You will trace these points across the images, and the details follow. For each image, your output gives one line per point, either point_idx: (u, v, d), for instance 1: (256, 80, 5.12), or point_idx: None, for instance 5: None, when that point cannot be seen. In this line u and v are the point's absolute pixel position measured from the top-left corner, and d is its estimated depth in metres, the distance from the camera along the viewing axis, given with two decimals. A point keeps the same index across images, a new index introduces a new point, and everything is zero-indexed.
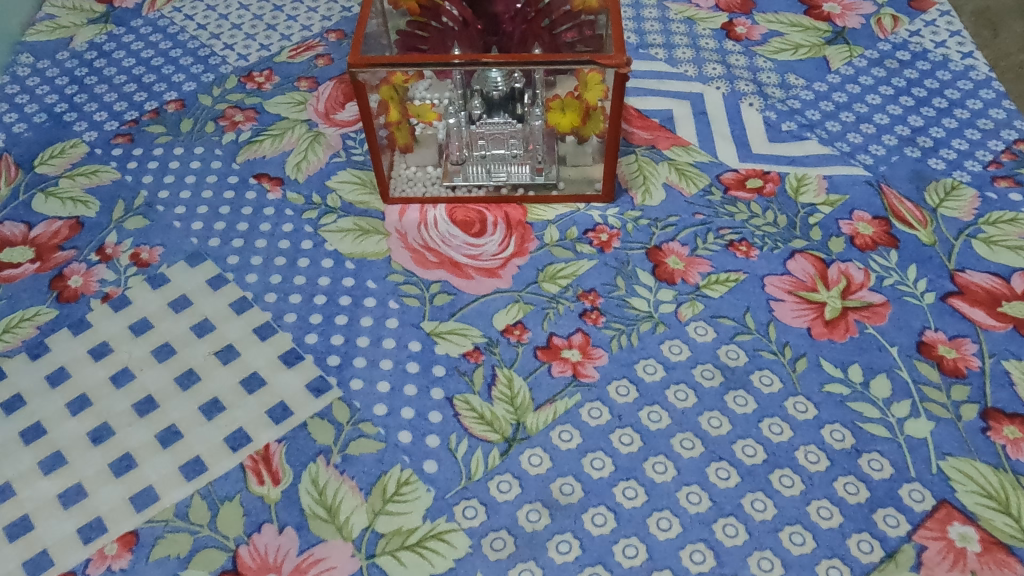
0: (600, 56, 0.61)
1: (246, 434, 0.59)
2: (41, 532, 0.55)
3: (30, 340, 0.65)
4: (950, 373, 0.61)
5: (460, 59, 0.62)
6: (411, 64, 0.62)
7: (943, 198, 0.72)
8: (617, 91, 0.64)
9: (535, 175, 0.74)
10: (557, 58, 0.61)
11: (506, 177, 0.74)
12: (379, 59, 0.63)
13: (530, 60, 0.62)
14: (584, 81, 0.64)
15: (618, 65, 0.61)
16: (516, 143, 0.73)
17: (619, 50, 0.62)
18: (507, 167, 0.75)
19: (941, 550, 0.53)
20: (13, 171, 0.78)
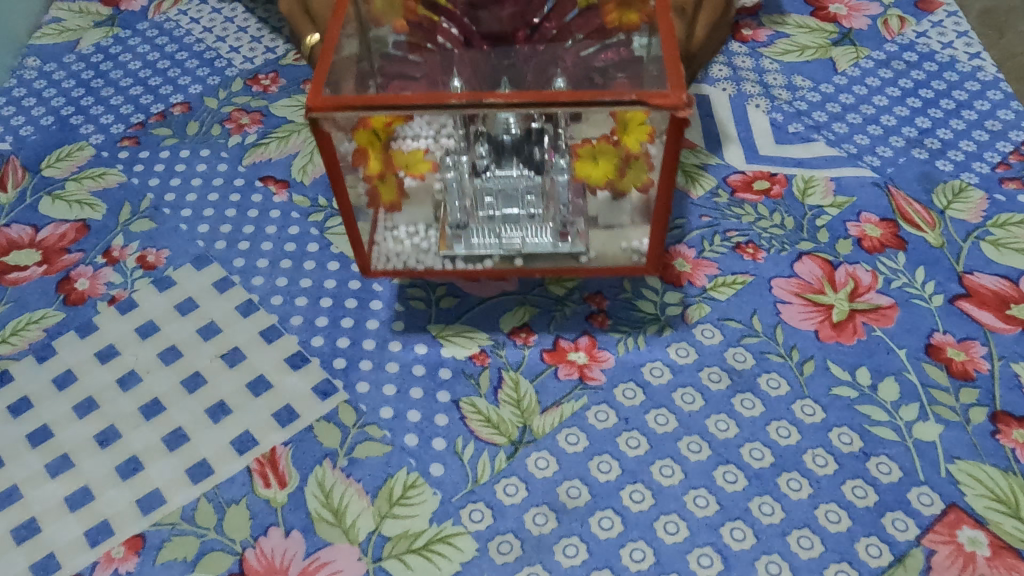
0: (650, 94, 0.46)
1: (253, 437, 0.59)
2: (48, 535, 0.55)
3: (37, 343, 0.65)
4: (958, 375, 0.61)
5: (460, 98, 0.47)
6: (386, 105, 0.46)
7: (952, 200, 0.72)
8: (670, 142, 0.49)
9: (557, 240, 0.59)
10: (590, 98, 0.46)
11: (520, 244, 0.59)
12: (346, 100, 0.47)
13: (555, 101, 0.46)
14: (624, 121, 0.49)
15: (676, 104, 0.45)
16: (533, 197, 0.59)
17: (676, 84, 0.46)
18: (520, 231, 0.60)
19: (950, 554, 0.52)
20: (19, 174, 0.78)
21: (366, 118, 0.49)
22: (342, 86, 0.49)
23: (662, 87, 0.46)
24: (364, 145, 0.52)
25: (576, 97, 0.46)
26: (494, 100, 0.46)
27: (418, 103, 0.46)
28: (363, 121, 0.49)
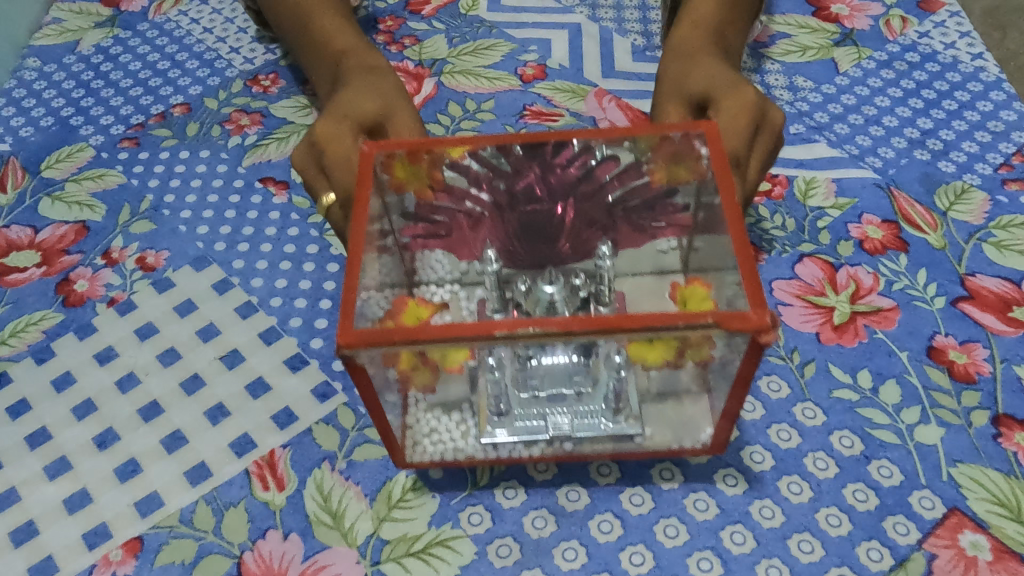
0: (728, 314, 0.39)
1: (251, 439, 0.59)
2: (46, 538, 0.55)
3: (36, 344, 0.65)
4: (960, 378, 0.60)
5: (505, 328, 0.40)
6: (433, 338, 0.40)
7: (954, 201, 0.72)
8: (749, 358, 0.42)
9: (613, 419, 0.53)
10: (659, 323, 0.39)
11: (569, 427, 0.53)
12: (380, 333, 0.40)
13: (623, 326, 0.40)
14: (683, 299, 0.45)
15: (760, 328, 0.39)
16: (580, 377, 0.51)
17: (758, 303, 0.40)
18: (569, 409, 0.53)
19: (952, 558, 0.52)
20: (19, 175, 0.78)
21: (396, 309, 0.46)
22: (370, 300, 0.44)
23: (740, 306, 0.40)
24: (387, 322, 0.43)
25: (643, 321, 0.40)
26: (532, 330, 0.40)
27: (465, 335, 0.40)
28: (397, 308, 0.46)
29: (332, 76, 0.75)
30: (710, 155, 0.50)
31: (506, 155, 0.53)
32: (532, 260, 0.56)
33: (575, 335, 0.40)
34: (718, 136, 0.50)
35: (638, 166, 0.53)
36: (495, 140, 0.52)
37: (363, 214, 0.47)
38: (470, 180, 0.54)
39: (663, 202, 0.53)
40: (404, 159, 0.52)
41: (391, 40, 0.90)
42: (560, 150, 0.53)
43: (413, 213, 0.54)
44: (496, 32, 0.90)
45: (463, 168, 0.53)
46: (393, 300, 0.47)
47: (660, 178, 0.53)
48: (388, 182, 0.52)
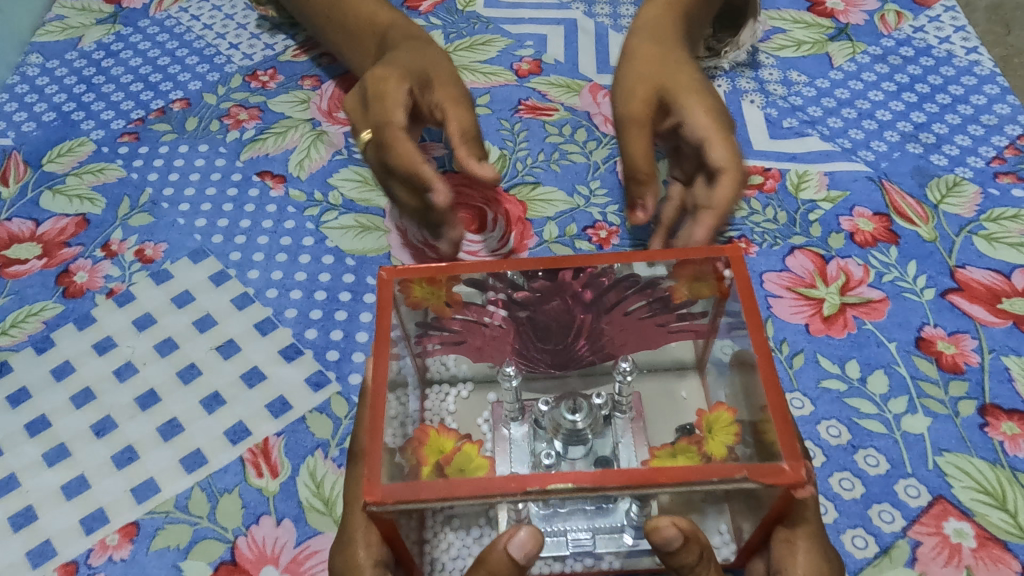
0: (762, 469, 0.40)
1: (246, 427, 0.60)
2: (44, 523, 0.56)
3: (36, 334, 0.66)
4: (948, 369, 0.61)
5: (539, 483, 0.40)
6: (466, 496, 0.40)
7: (946, 194, 0.72)
8: (778, 507, 0.42)
9: (634, 533, 0.50)
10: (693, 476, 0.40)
11: (592, 543, 0.50)
12: (413, 488, 0.41)
13: (655, 482, 0.40)
14: (708, 426, 0.46)
15: (794, 484, 0.39)
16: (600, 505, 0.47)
17: (792, 456, 0.40)
18: (590, 526, 0.49)
19: (936, 545, 0.52)
20: (21, 169, 0.79)
21: (420, 437, 0.46)
22: (396, 435, 0.45)
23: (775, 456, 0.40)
24: (414, 465, 0.43)
25: (676, 474, 0.40)
26: (566, 487, 0.40)
27: (497, 490, 0.40)
28: (418, 437, 0.46)
29: (378, 47, 0.80)
30: (734, 280, 0.49)
31: (530, 278, 0.51)
32: (553, 361, 0.55)
33: (607, 490, 0.40)
34: (742, 262, 0.49)
35: (655, 285, 0.52)
36: (516, 265, 0.51)
37: (386, 351, 0.47)
38: (490, 295, 0.52)
39: (681, 310, 0.52)
40: (423, 280, 0.51)
41: None
42: (579, 274, 0.51)
43: (429, 327, 0.52)
44: (493, 28, 0.91)
45: (482, 283, 0.51)
46: (416, 426, 0.47)
47: (680, 295, 0.52)
48: (403, 300, 0.50)
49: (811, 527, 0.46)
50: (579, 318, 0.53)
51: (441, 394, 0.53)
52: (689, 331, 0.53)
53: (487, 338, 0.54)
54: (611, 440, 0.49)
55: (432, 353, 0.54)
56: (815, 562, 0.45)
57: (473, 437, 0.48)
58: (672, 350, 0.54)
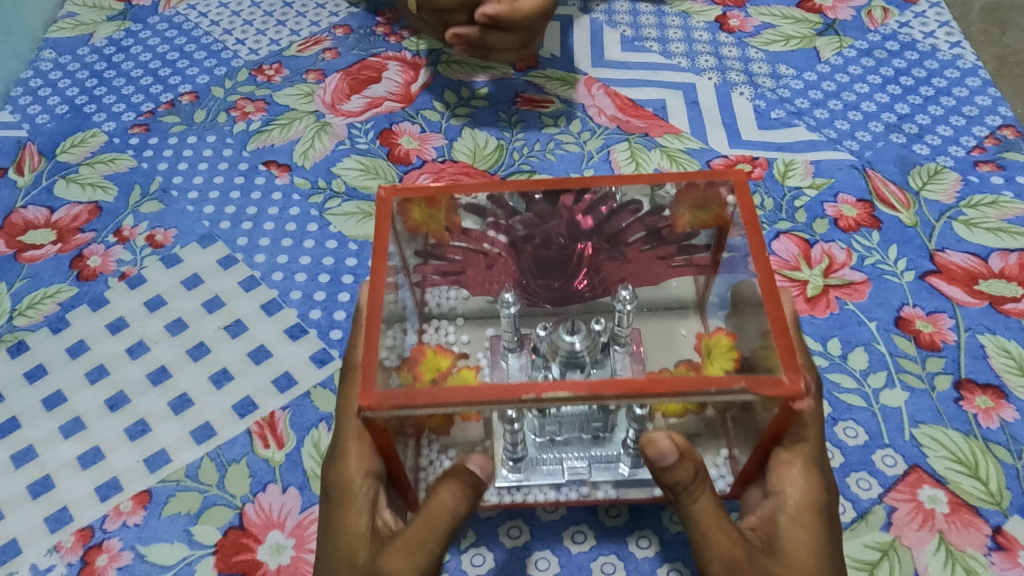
0: (761, 381, 0.42)
1: (253, 402, 0.63)
2: (61, 491, 0.59)
3: (52, 315, 0.69)
4: (925, 346, 0.63)
5: (532, 393, 0.42)
6: (461, 402, 0.42)
7: (927, 181, 0.75)
8: (779, 424, 0.45)
9: (631, 463, 0.53)
10: (687, 386, 0.42)
11: (587, 470, 0.53)
12: (409, 397, 0.43)
13: (650, 392, 0.42)
14: (707, 349, 0.48)
15: (792, 394, 0.41)
16: (599, 426, 0.51)
17: (792, 368, 0.42)
18: (586, 453, 0.53)
19: (910, 511, 0.55)
20: (36, 158, 0.82)
21: (415, 356, 0.49)
22: (391, 356, 0.47)
23: (775, 371, 0.42)
24: (409, 382, 0.45)
25: (674, 386, 0.42)
26: (562, 394, 0.42)
27: (491, 398, 0.42)
28: (414, 359, 0.49)
29: None
30: (737, 204, 0.52)
31: (527, 201, 0.55)
32: (552, 297, 0.56)
33: (604, 399, 0.42)
34: (746, 187, 0.52)
35: (659, 212, 0.55)
36: (515, 186, 0.55)
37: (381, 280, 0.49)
38: (490, 222, 0.56)
39: (684, 242, 0.55)
40: (422, 202, 0.54)
41: (391, 32, 0.94)
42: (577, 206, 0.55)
43: (431, 252, 0.56)
44: None
45: (482, 209, 0.55)
46: (413, 348, 0.50)
47: (682, 223, 0.55)
48: (403, 223, 0.54)
49: (813, 451, 0.47)
50: (577, 250, 0.56)
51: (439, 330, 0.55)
52: (691, 266, 0.56)
53: (490, 270, 0.56)
54: (609, 368, 0.49)
55: (432, 285, 0.56)
56: (813, 487, 0.46)
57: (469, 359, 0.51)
58: (671, 286, 0.56)
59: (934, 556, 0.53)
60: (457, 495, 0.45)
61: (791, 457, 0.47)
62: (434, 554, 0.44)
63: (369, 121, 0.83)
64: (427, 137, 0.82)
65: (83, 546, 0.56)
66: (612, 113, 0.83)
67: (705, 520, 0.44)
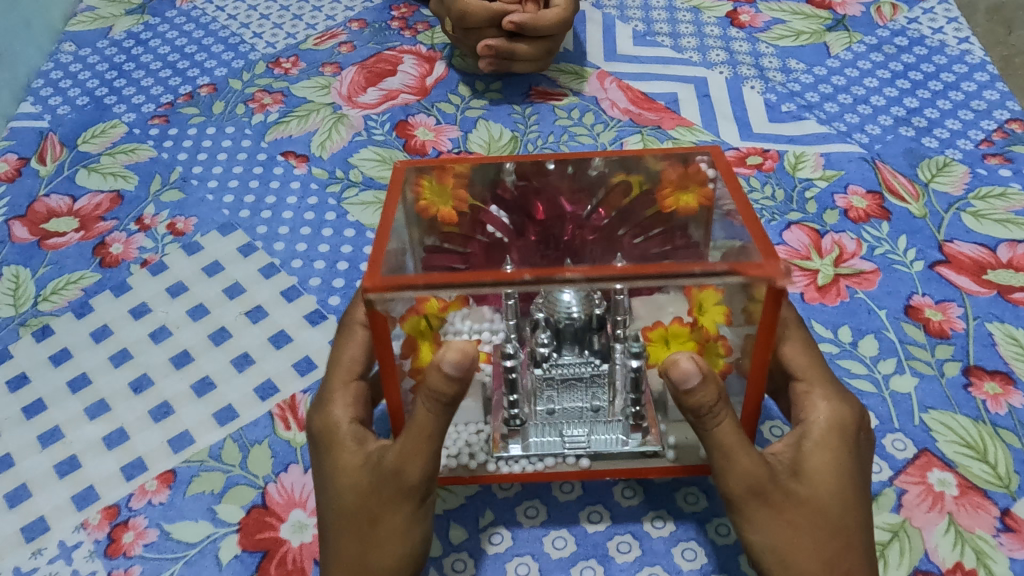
0: (742, 263, 0.41)
1: (274, 385, 0.64)
2: (87, 470, 0.60)
3: (76, 300, 0.70)
4: (935, 334, 0.64)
5: (531, 274, 0.41)
6: (454, 284, 0.41)
7: (935, 174, 0.76)
8: (767, 325, 0.43)
9: (628, 433, 0.52)
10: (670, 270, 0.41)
11: (586, 440, 0.52)
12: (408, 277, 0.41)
13: (636, 274, 0.41)
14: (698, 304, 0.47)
15: (771, 275, 0.40)
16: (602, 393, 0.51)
17: (769, 253, 0.42)
18: (588, 426, 0.52)
19: (920, 493, 0.56)
20: (57, 149, 0.83)
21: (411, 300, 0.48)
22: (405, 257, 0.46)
23: (753, 257, 0.42)
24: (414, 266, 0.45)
25: (657, 271, 0.41)
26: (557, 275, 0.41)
27: (486, 280, 0.41)
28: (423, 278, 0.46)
29: None
30: (714, 165, 0.53)
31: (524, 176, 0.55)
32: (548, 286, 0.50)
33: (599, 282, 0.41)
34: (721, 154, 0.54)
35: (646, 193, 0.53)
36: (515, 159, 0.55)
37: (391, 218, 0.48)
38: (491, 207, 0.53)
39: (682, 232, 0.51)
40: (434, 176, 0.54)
41: (406, 26, 0.95)
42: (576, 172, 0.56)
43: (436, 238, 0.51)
44: None
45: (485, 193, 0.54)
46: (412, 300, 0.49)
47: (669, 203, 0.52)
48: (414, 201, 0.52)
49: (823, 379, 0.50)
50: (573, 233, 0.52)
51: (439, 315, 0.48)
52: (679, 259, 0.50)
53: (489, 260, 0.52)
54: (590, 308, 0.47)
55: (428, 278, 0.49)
56: (834, 407, 0.48)
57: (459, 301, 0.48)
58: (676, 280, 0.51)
59: (943, 537, 0.53)
60: (436, 409, 0.43)
61: (809, 386, 0.50)
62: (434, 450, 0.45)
63: (385, 113, 0.85)
64: (443, 128, 0.83)
65: (110, 524, 0.57)
66: (625, 106, 0.84)
67: (726, 445, 0.43)
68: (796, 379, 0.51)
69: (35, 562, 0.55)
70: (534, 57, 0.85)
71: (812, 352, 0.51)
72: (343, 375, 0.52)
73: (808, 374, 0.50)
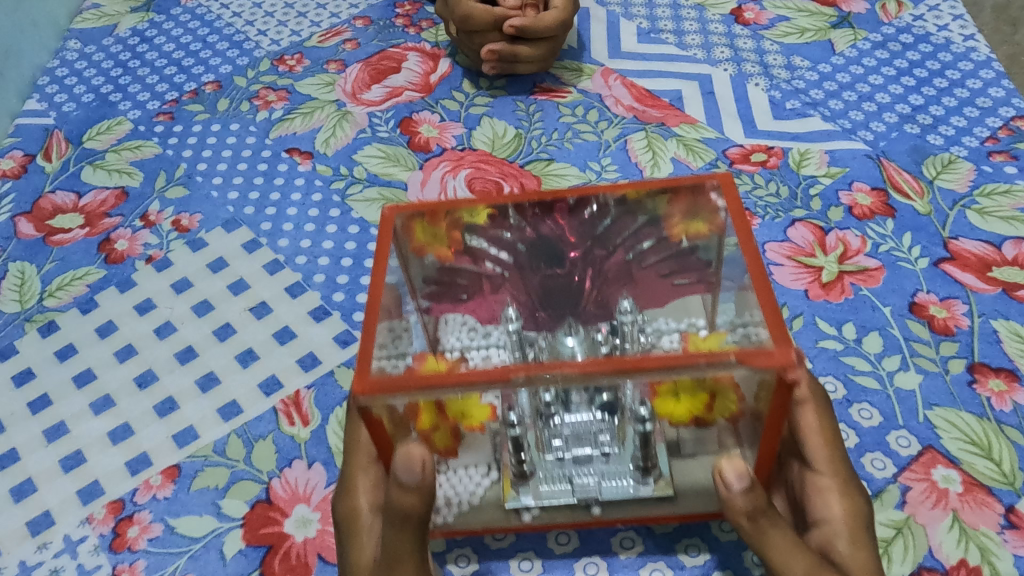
0: (750, 351, 0.40)
1: (278, 380, 0.64)
2: (92, 465, 0.60)
3: (81, 297, 0.70)
4: (939, 331, 0.64)
5: (524, 372, 0.41)
6: (452, 386, 0.41)
7: (940, 171, 0.76)
8: (779, 403, 0.42)
9: (640, 480, 0.50)
10: (675, 362, 0.40)
11: (598, 489, 0.50)
12: (398, 380, 0.41)
13: (640, 368, 0.40)
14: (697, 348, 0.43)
15: (783, 365, 0.39)
16: (607, 437, 0.50)
17: (781, 341, 0.40)
18: (598, 471, 0.50)
19: (924, 490, 0.56)
20: (63, 146, 0.84)
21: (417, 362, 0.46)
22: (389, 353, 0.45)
23: (764, 342, 0.40)
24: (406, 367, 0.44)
25: (661, 360, 0.40)
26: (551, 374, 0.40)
27: (481, 381, 0.41)
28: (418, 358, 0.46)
29: None
30: (724, 204, 0.51)
31: (523, 212, 0.55)
32: (552, 313, 0.54)
33: (597, 378, 0.40)
34: (732, 185, 0.52)
35: (656, 222, 0.54)
36: (515, 198, 0.55)
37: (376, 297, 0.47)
38: (492, 240, 0.55)
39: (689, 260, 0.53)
40: (425, 218, 0.54)
41: (410, 23, 0.96)
42: (581, 202, 0.55)
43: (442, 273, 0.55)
44: None
45: (485, 229, 0.55)
46: (416, 355, 0.47)
47: (676, 230, 0.53)
48: (408, 243, 0.54)
49: (839, 475, 0.46)
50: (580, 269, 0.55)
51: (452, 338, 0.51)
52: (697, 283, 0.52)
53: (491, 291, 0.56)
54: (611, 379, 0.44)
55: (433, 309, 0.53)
56: (852, 505, 0.45)
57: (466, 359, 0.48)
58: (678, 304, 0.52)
59: (947, 534, 0.53)
60: (409, 528, 0.42)
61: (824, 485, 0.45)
62: (416, 565, 0.42)
63: (390, 110, 0.85)
64: (447, 126, 0.83)
65: (115, 518, 0.57)
66: (630, 103, 0.84)
67: (783, 548, 0.41)
68: (816, 471, 0.46)
69: (41, 556, 0.55)
70: (537, 59, 0.84)
71: (836, 443, 0.46)
72: (361, 459, 0.47)
73: (832, 470, 0.46)
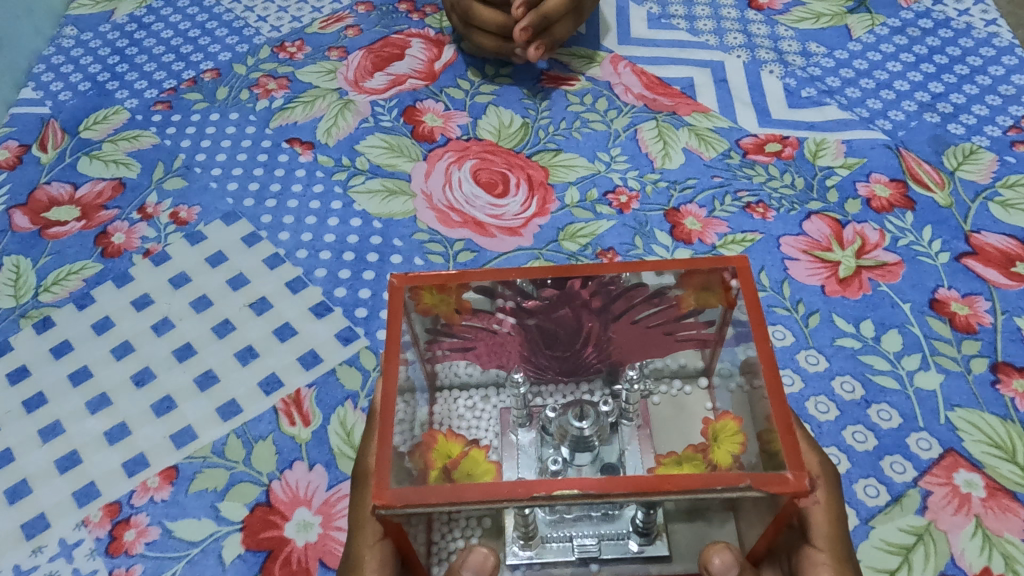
0: (764, 478, 0.39)
1: (279, 378, 0.62)
2: (88, 466, 0.58)
3: (77, 292, 0.69)
4: (961, 329, 0.62)
5: (544, 488, 0.39)
6: (474, 500, 0.40)
7: (962, 161, 0.73)
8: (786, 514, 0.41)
9: (640, 540, 0.48)
10: (696, 484, 0.39)
11: (597, 549, 0.49)
12: (423, 492, 0.40)
13: (660, 491, 0.39)
14: (714, 434, 0.45)
15: (797, 493, 0.38)
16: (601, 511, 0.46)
17: (796, 466, 0.39)
18: (596, 531, 0.49)
19: (946, 495, 0.54)
20: (59, 136, 0.82)
21: (427, 441, 0.45)
22: (405, 440, 0.44)
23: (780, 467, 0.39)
24: (422, 470, 0.42)
25: (681, 482, 0.40)
26: (573, 493, 0.39)
27: (502, 497, 0.40)
28: (425, 442, 0.45)
29: None
30: (740, 291, 0.48)
31: (539, 286, 0.50)
32: (563, 369, 0.52)
33: (612, 497, 0.40)
34: (750, 272, 0.48)
35: (663, 294, 0.51)
36: (525, 271, 0.50)
37: (395, 371, 0.45)
38: (499, 303, 0.51)
39: (688, 320, 0.51)
40: (434, 287, 0.50)
41: (414, 8, 0.93)
42: (588, 282, 0.51)
43: (445, 332, 0.51)
44: None
45: (491, 291, 0.50)
46: (424, 430, 0.46)
47: (687, 305, 0.51)
48: (414, 308, 0.50)
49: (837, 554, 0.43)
50: (585, 326, 0.52)
51: (450, 401, 0.51)
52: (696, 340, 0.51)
53: (490, 342, 0.52)
54: (618, 446, 0.47)
55: (441, 360, 0.51)
56: None
57: (480, 441, 0.47)
58: (681, 359, 0.52)
59: (969, 541, 0.52)
60: None
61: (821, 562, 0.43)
62: None
63: (393, 98, 0.82)
64: (451, 114, 0.81)
65: (111, 521, 0.55)
66: (639, 91, 0.82)
67: None
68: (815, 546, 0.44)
69: (36, 560, 0.54)
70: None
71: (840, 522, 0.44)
72: (367, 535, 0.45)
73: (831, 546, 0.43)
